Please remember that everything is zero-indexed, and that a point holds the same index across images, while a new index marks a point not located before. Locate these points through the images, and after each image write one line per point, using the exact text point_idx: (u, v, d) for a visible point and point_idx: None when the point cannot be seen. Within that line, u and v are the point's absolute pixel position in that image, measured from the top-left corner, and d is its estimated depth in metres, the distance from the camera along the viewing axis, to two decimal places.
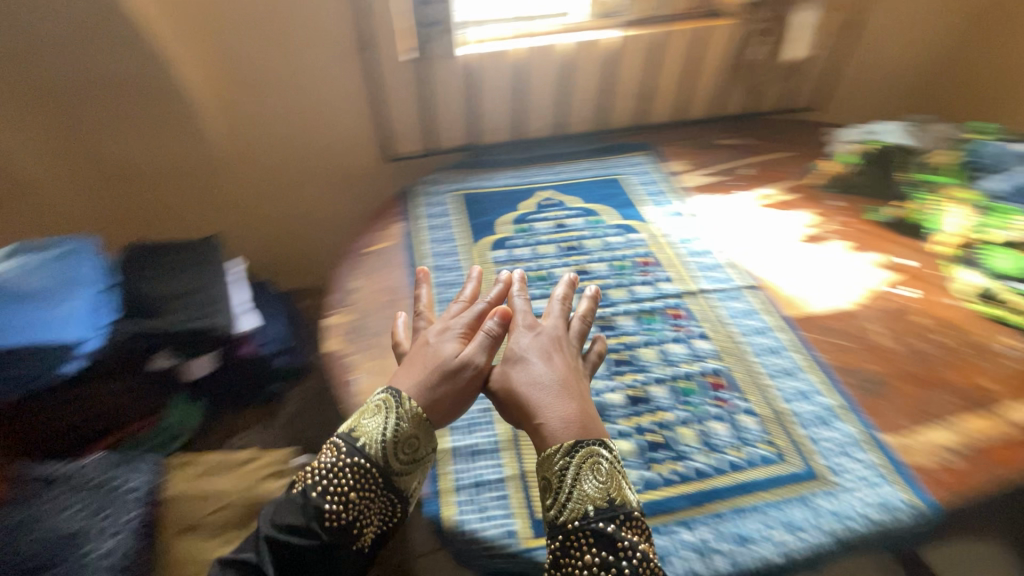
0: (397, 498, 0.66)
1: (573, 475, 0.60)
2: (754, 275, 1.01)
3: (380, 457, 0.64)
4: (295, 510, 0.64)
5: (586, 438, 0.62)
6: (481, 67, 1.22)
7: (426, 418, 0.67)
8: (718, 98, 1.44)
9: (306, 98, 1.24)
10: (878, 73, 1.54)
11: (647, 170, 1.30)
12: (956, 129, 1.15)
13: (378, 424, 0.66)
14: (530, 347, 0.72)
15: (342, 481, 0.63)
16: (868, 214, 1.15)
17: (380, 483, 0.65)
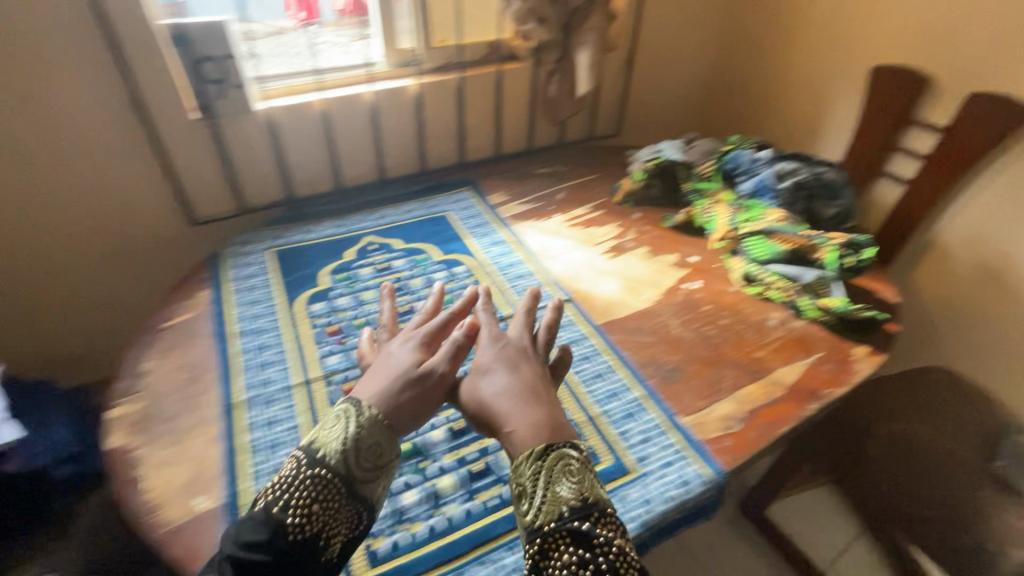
0: (363, 508, 0.64)
1: (543, 479, 0.62)
2: (565, 290, 1.09)
3: (343, 463, 0.63)
4: (253, 528, 0.58)
5: (555, 441, 0.64)
6: (286, 121, 1.19)
7: (389, 425, 0.66)
8: (531, 129, 1.58)
9: (87, 169, 1.12)
10: (661, 97, 1.79)
11: (473, 203, 1.35)
12: (710, 141, 1.37)
13: (342, 430, 0.65)
14: (495, 358, 0.74)
15: (305, 489, 0.61)
16: (663, 221, 1.31)
17: (342, 492, 0.62)
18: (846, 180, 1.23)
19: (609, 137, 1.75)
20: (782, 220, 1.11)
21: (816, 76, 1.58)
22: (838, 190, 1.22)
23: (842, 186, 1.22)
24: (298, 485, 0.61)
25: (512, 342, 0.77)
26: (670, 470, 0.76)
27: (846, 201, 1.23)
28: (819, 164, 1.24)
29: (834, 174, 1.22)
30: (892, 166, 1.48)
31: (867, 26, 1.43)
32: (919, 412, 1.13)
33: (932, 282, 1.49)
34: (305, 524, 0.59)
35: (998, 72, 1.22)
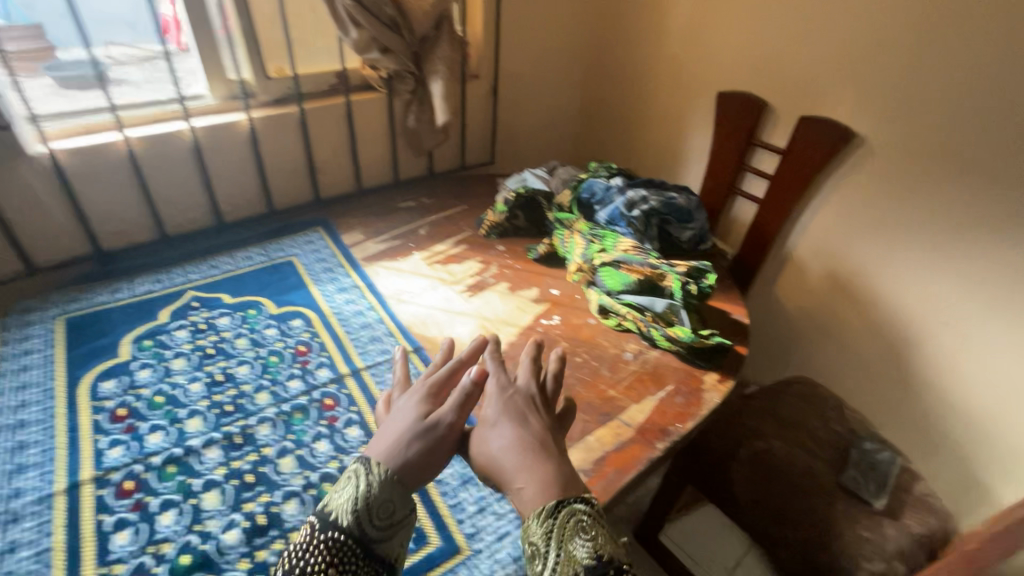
0: (381, 568, 0.62)
1: (555, 537, 0.59)
2: (414, 337, 1.01)
3: (355, 523, 0.62)
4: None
5: (565, 496, 0.62)
6: (81, 165, 1.03)
7: (400, 482, 0.65)
8: (394, 162, 1.50)
9: None
10: (534, 124, 1.78)
11: (324, 246, 1.25)
12: (571, 170, 1.37)
13: (352, 490, 0.64)
14: (503, 411, 0.72)
15: (319, 555, 0.60)
16: (528, 252, 1.28)
17: (358, 553, 0.61)
18: (696, 204, 1.25)
19: (482, 166, 1.71)
20: (631, 250, 1.10)
21: (673, 101, 1.63)
22: (690, 215, 1.24)
23: (693, 211, 1.25)
24: (311, 552, 0.60)
25: (519, 391, 0.76)
26: (502, 544, 0.71)
27: (698, 226, 1.26)
28: (670, 191, 1.25)
29: (684, 200, 1.24)
30: (745, 185, 1.55)
31: (710, 54, 1.49)
32: (782, 431, 1.14)
33: (790, 292, 1.57)
34: None
35: (821, 96, 1.31)
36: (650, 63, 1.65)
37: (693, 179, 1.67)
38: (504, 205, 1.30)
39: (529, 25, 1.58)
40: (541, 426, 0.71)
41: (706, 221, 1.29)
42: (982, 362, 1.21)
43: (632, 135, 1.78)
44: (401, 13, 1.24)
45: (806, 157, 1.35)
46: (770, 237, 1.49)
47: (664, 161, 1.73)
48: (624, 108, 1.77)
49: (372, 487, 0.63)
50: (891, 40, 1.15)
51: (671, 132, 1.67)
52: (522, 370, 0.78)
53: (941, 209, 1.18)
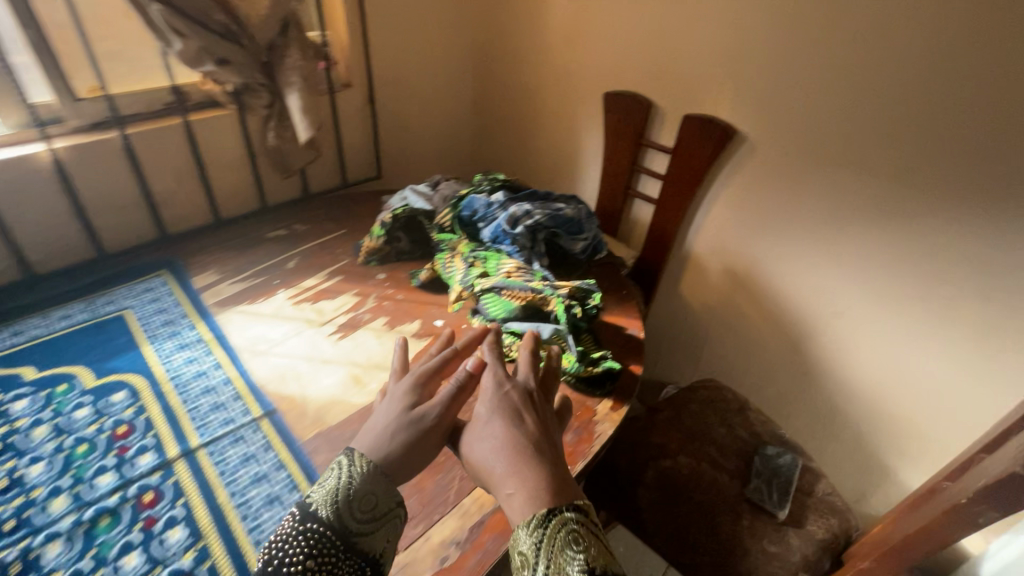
0: (366, 563, 0.62)
1: (545, 550, 0.57)
2: (267, 397, 0.87)
3: (336, 514, 0.63)
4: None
5: (557, 505, 0.60)
6: None
7: (383, 473, 0.66)
8: (257, 185, 1.33)
9: None
10: (422, 132, 1.66)
11: (167, 293, 1.07)
12: (454, 185, 1.26)
13: (334, 484, 0.65)
14: (497, 406, 0.72)
15: (297, 547, 0.61)
16: (411, 278, 1.16)
17: (338, 545, 0.62)
18: (585, 214, 1.19)
19: (367, 182, 1.57)
20: (514, 273, 1.02)
21: (562, 103, 1.56)
22: (580, 226, 1.17)
23: (583, 221, 1.18)
24: (290, 542, 0.62)
25: (516, 385, 0.75)
26: None
27: (590, 236, 1.19)
28: (558, 201, 1.18)
29: (573, 210, 1.17)
30: (640, 186, 1.51)
31: (592, 53, 1.43)
32: (688, 442, 1.10)
33: (693, 292, 1.55)
34: None
35: (700, 93, 1.27)
36: (535, 64, 1.56)
37: (590, 183, 1.61)
38: (381, 229, 1.17)
39: (401, 27, 1.45)
40: (534, 424, 0.70)
41: (598, 229, 1.23)
42: (872, 349, 1.22)
43: (526, 140, 1.70)
44: (234, 17, 1.07)
45: (694, 156, 1.32)
46: (670, 238, 1.46)
47: (560, 166, 1.66)
48: (515, 112, 1.68)
49: (349, 477, 0.65)
50: (761, 35, 1.12)
51: (564, 136, 1.60)
52: (521, 363, 0.77)
53: (823, 203, 1.18)
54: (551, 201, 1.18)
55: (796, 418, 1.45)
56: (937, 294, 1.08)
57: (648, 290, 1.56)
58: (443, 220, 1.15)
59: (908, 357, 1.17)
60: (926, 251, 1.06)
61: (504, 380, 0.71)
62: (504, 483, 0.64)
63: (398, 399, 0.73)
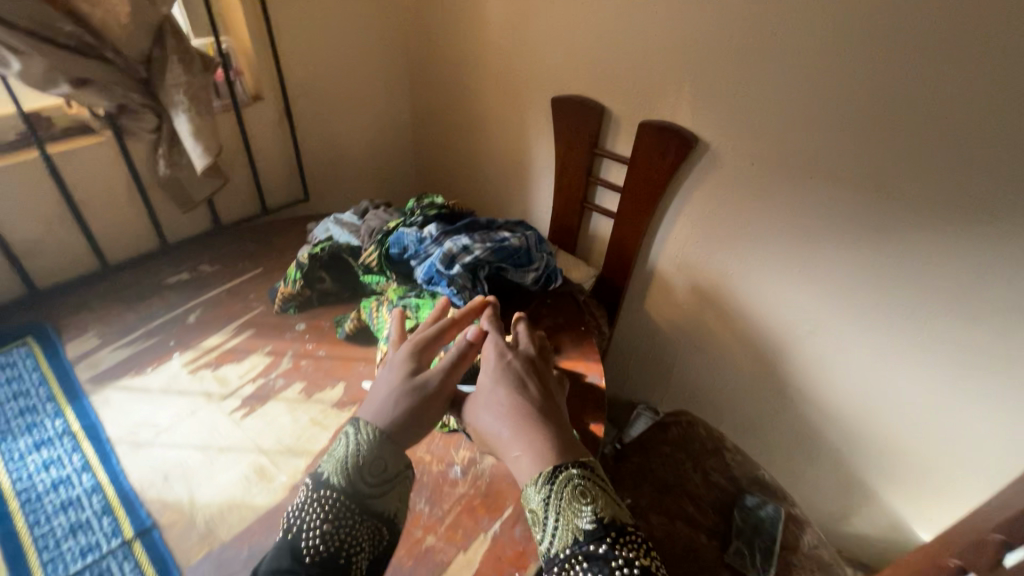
0: (381, 523, 0.64)
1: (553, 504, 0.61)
2: (145, 509, 0.70)
3: (347, 482, 0.64)
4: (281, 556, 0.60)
5: (563, 463, 0.62)
6: None
7: (388, 439, 0.67)
8: (153, 222, 1.13)
9: None
10: (353, 147, 1.47)
11: (31, 367, 0.88)
12: (383, 213, 1.09)
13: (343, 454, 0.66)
14: (501, 374, 0.74)
15: (314, 514, 0.62)
16: (336, 328, 0.99)
17: (354, 508, 0.63)
18: (533, 242, 1.05)
19: (291, 206, 1.39)
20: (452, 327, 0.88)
21: (507, 109, 1.40)
22: (528, 256, 1.03)
23: (531, 250, 1.04)
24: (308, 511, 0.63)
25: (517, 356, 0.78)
26: None
27: (540, 266, 1.06)
28: (501, 229, 1.03)
29: (519, 239, 1.02)
30: (597, 199, 1.37)
31: (536, 54, 1.27)
32: (661, 497, 0.99)
33: (660, 311, 1.43)
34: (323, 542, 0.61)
35: (656, 98, 1.13)
36: (475, 67, 1.39)
37: (543, 196, 1.46)
38: (298, 271, 1.00)
39: (316, 29, 1.26)
40: (537, 390, 0.73)
41: (549, 257, 1.09)
42: (850, 380, 1.11)
43: (472, 150, 1.54)
44: (88, 27, 0.87)
45: (654, 167, 1.18)
46: (631, 255, 1.33)
47: (510, 178, 1.50)
48: (456, 120, 1.52)
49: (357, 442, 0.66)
50: (721, 32, 0.98)
51: (511, 146, 1.45)
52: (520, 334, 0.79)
53: (793, 222, 1.05)
54: (493, 229, 1.03)
55: (771, 447, 1.34)
56: (921, 325, 0.96)
57: (611, 310, 1.44)
58: (368, 259, 0.98)
59: (890, 390, 1.06)
60: (907, 278, 0.94)
61: (508, 350, 0.74)
62: (511, 444, 0.67)
63: (399, 367, 0.73)
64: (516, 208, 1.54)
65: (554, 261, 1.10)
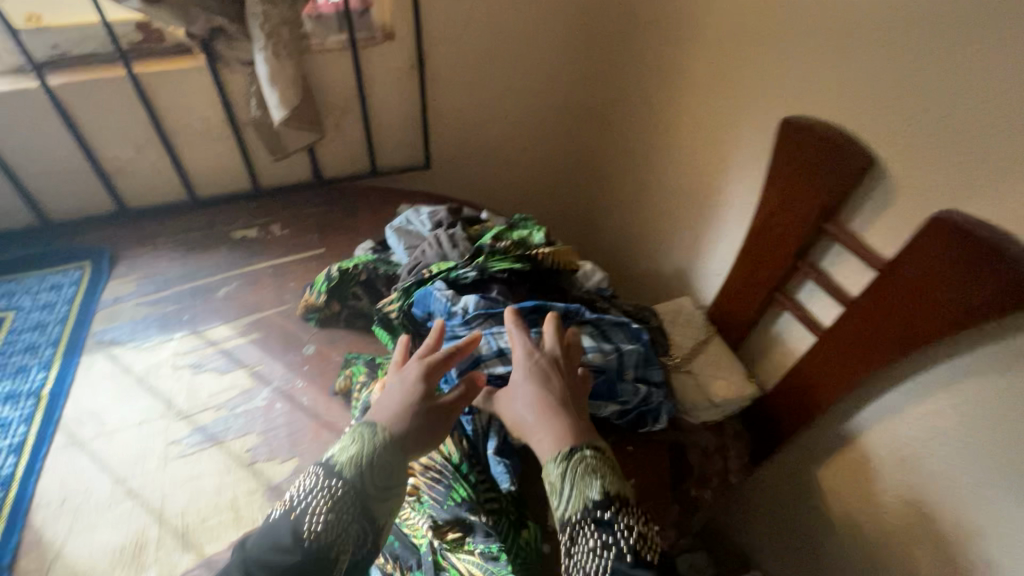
0: (374, 538, 0.50)
1: (568, 482, 0.50)
2: (18, 536, 0.59)
3: (357, 481, 0.51)
4: (272, 538, 0.47)
5: (582, 444, 0.52)
6: None
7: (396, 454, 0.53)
8: (246, 163, 1.02)
9: None
10: (495, 111, 1.16)
11: (66, 298, 0.85)
12: (449, 237, 0.78)
13: (356, 451, 0.53)
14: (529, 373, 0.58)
15: (317, 502, 0.50)
16: (340, 370, 0.76)
17: (357, 512, 0.50)
18: (628, 363, 0.66)
19: (406, 171, 1.17)
20: (418, 476, 0.58)
21: (707, 112, 0.90)
22: (610, 385, 0.66)
23: (620, 374, 0.66)
24: (310, 496, 0.50)
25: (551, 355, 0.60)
26: None
27: (629, 403, 0.67)
28: (584, 329, 0.67)
29: (603, 356, 0.65)
30: (802, 296, 0.82)
31: (778, 36, 0.73)
32: None
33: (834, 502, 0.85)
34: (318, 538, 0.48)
35: (983, 177, 0.54)
36: (680, 36, 0.91)
37: (720, 254, 0.95)
38: (325, 282, 0.79)
39: None
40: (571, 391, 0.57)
41: (653, 389, 0.69)
42: None
43: (646, 153, 1.08)
44: None
45: (918, 307, 0.62)
46: (821, 406, 0.79)
47: (681, 211, 1.02)
48: (638, 107, 1.07)
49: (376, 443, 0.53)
50: None
51: (696, 167, 0.95)
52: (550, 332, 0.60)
53: None
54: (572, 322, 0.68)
55: None
56: None
57: (757, 454, 0.91)
58: (388, 306, 0.70)
59: None
60: None
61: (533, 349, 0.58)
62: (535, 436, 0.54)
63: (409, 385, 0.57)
64: (677, 253, 1.06)
65: (663, 396, 0.69)
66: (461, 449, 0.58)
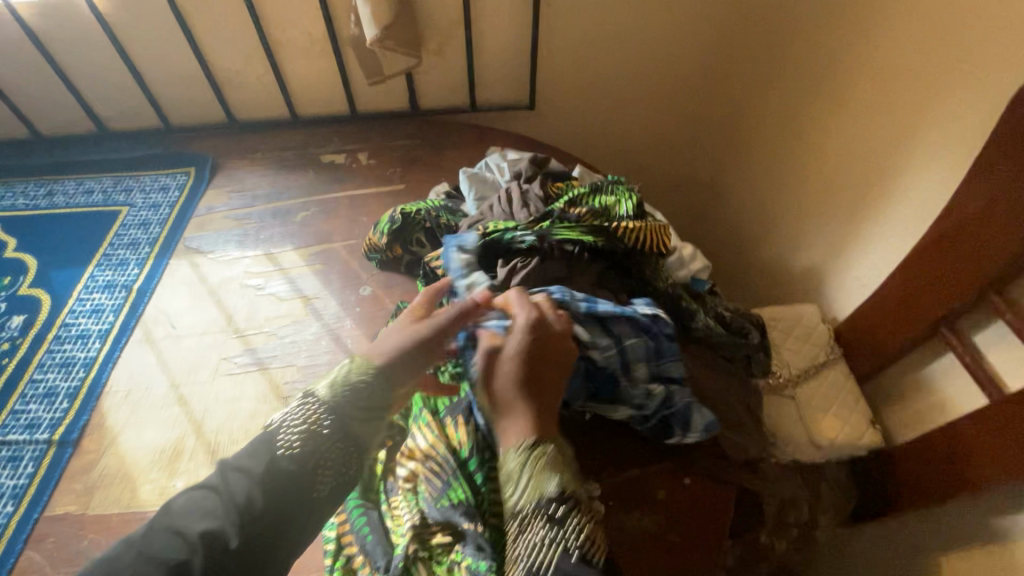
0: (364, 461, 0.45)
1: (521, 477, 0.43)
2: (87, 417, 0.66)
3: (345, 404, 0.45)
4: (249, 449, 0.42)
5: (543, 438, 0.44)
6: None
7: (385, 388, 0.47)
8: (344, 85, 0.98)
9: None
10: (618, 47, 0.99)
11: (170, 200, 0.91)
12: (524, 194, 0.69)
13: (346, 376, 0.46)
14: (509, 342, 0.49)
15: (304, 420, 0.44)
16: (388, 319, 0.72)
17: (343, 433, 0.44)
18: (635, 359, 0.56)
19: (506, 109, 1.06)
20: (418, 462, 0.53)
21: (896, 68, 0.66)
22: (615, 385, 0.56)
23: (625, 372, 0.56)
24: (296, 415, 0.44)
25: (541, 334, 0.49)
26: None
27: (644, 407, 0.56)
28: (585, 321, 0.56)
29: (603, 355, 0.55)
30: (980, 339, 0.59)
31: None
32: None
33: None
34: (302, 453, 0.42)
35: None
36: None
37: (871, 259, 0.72)
38: (388, 224, 0.73)
39: None
40: (543, 376, 0.48)
41: (676, 386, 0.57)
42: None
43: (797, 116, 0.85)
44: None
45: None
46: (969, 484, 0.58)
47: (828, 197, 0.79)
48: (801, 54, 0.83)
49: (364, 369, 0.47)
50: None
51: (863, 141, 0.72)
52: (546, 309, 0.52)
53: None
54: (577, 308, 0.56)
55: None
56: None
57: (860, 511, 0.73)
58: (435, 262, 0.65)
59: None
60: None
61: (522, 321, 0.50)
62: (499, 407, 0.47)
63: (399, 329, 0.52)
64: (811, 248, 0.84)
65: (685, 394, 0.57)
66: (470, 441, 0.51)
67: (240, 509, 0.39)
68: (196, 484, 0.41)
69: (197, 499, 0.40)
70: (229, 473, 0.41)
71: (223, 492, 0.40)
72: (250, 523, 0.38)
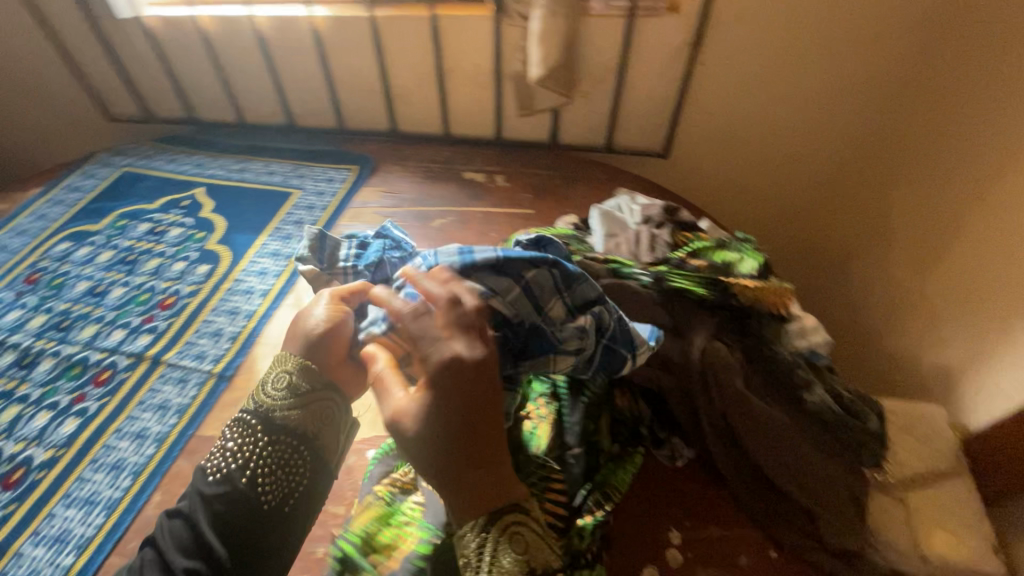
0: (303, 466, 0.52)
1: (481, 555, 0.44)
2: (242, 359, 0.79)
3: (271, 426, 0.52)
4: (184, 494, 0.51)
5: (503, 508, 0.44)
6: (180, 38, 1.10)
7: (295, 419, 0.53)
8: (497, 113, 1.09)
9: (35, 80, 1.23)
10: (762, 109, 1.00)
11: (333, 190, 1.05)
12: (650, 238, 0.72)
13: (267, 401, 0.54)
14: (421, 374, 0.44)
15: (235, 453, 0.51)
16: None
17: (273, 449, 0.51)
18: (544, 294, 0.52)
19: (639, 155, 1.10)
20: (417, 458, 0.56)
21: None
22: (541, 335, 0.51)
23: (541, 315, 0.52)
24: (227, 453, 0.51)
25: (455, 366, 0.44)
26: None
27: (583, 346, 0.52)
28: (476, 272, 0.51)
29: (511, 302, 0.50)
30: None
31: None
32: None
33: None
34: (231, 483, 0.50)
35: None
36: None
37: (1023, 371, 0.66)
38: None
39: None
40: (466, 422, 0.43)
41: (597, 306, 0.54)
42: None
43: (950, 205, 0.81)
44: None
45: None
46: None
47: (977, 295, 0.74)
48: (969, 143, 0.79)
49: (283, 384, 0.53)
50: None
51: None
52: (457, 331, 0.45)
53: None
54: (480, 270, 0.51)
55: None
56: None
57: None
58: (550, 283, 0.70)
59: None
60: None
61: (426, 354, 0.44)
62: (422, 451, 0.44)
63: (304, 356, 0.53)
64: (948, 346, 0.79)
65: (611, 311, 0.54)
66: (552, 429, 0.58)
67: (185, 552, 0.47)
68: (149, 540, 0.49)
69: (150, 555, 0.48)
70: (167, 523, 0.49)
71: (171, 539, 0.48)
72: (190, 560, 0.46)
